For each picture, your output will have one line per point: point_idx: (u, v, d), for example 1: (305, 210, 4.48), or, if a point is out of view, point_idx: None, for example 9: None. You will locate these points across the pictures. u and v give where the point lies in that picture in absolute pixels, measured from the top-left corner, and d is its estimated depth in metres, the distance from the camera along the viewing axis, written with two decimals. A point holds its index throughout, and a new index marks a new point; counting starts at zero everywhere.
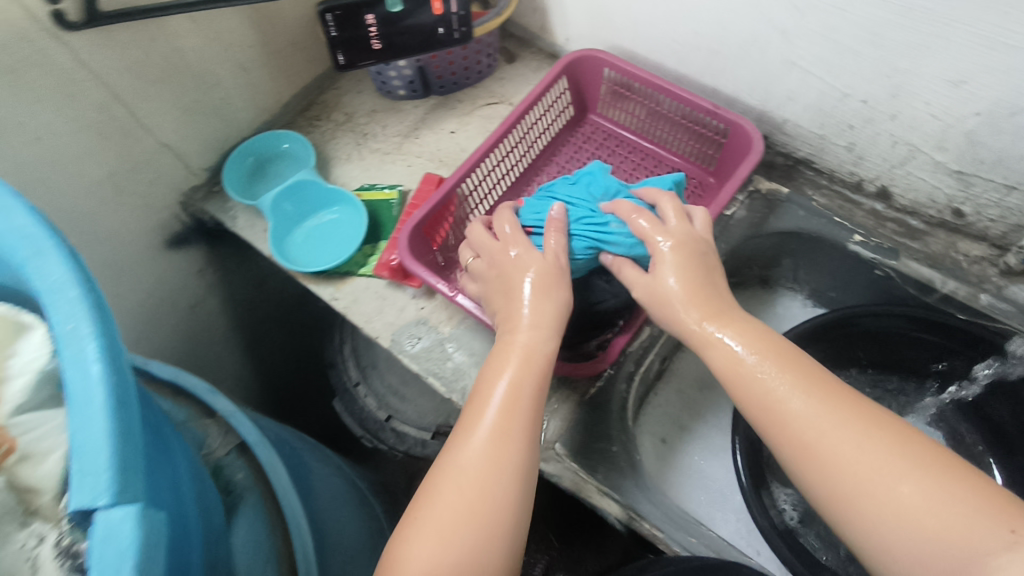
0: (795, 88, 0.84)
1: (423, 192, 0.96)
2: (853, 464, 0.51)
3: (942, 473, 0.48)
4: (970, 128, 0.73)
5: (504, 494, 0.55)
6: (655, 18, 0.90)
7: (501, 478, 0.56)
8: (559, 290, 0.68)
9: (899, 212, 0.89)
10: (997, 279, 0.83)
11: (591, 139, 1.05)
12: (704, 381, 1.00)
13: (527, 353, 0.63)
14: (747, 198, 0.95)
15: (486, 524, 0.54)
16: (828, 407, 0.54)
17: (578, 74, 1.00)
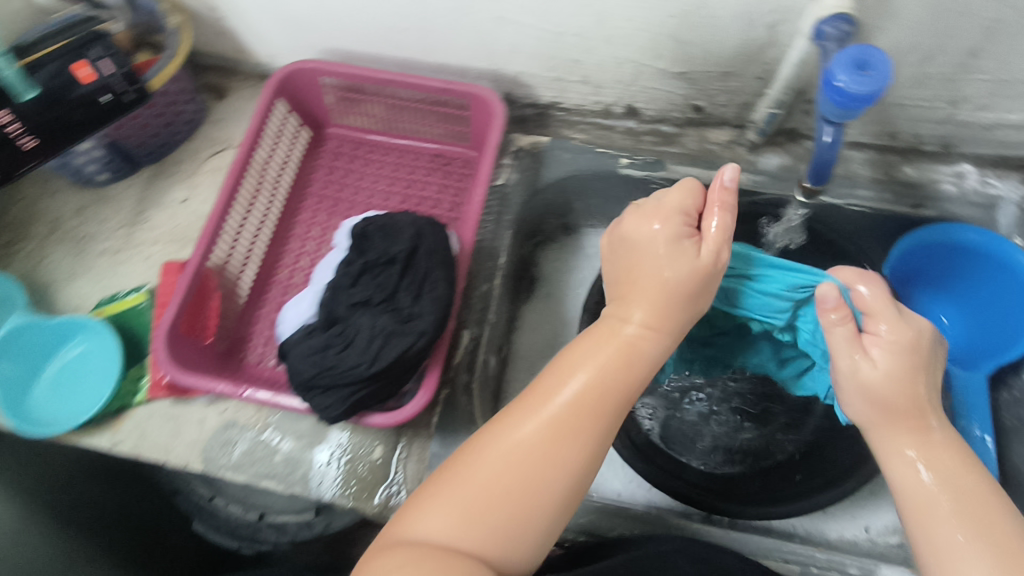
0: (512, 40, 0.81)
1: (169, 285, 0.81)
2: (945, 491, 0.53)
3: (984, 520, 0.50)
4: (674, 31, 0.74)
5: (556, 490, 0.52)
6: (347, 10, 0.81)
7: (566, 461, 0.53)
8: (585, 357, 0.57)
9: (651, 123, 0.91)
10: (748, 157, 0.88)
11: (340, 154, 0.94)
12: (546, 350, 0.99)
13: (628, 346, 0.57)
14: (514, 159, 0.92)
15: (510, 510, 0.51)
16: (953, 466, 0.54)
17: (296, 92, 0.88)
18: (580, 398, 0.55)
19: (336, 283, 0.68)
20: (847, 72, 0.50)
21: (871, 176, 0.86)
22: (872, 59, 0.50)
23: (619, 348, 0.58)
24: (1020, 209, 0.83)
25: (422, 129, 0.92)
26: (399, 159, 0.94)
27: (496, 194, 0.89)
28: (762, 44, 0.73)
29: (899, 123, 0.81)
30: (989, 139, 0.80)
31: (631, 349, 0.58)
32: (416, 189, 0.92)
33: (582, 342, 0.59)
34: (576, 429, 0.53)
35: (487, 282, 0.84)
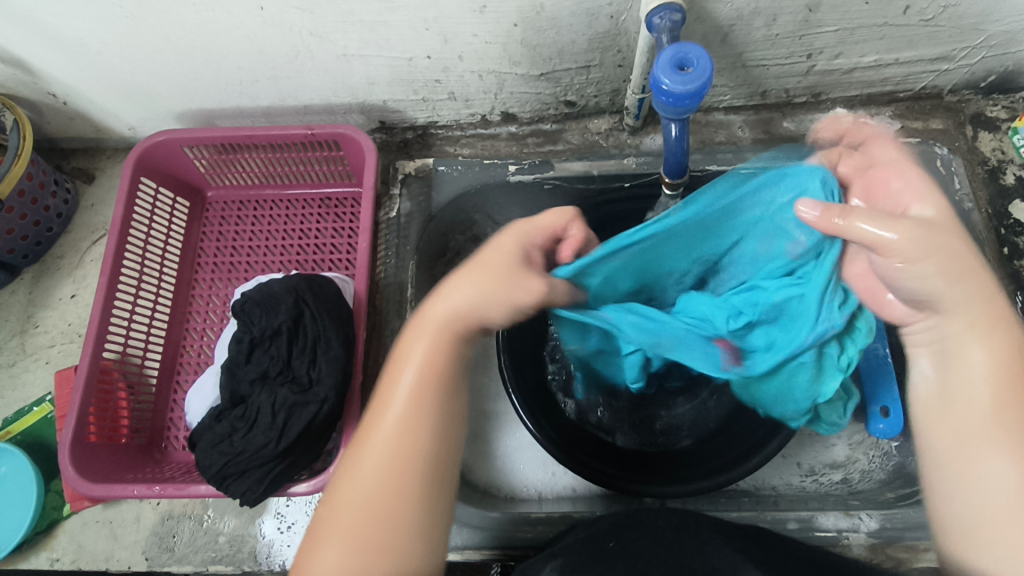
0: (367, 74, 0.79)
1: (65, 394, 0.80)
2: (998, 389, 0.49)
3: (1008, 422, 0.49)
4: (520, 38, 0.73)
5: (424, 450, 0.52)
6: (191, 72, 0.78)
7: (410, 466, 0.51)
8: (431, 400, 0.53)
9: (531, 125, 0.90)
10: (631, 141, 0.88)
11: (225, 217, 0.91)
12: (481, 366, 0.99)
13: (423, 365, 0.53)
14: (403, 188, 0.89)
15: (397, 489, 0.50)
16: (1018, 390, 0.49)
17: (161, 166, 0.84)
18: (426, 374, 0.53)
19: (229, 364, 0.66)
20: (671, 72, 0.51)
21: (753, 137, 0.87)
22: (692, 56, 0.51)
23: (420, 330, 0.55)
24: (896, 143, 0.84)
25: (302, 175, 0.88)
26: (287, 209, 0.90)
27: (392, 227, 0.88)
28: (610, 35, 0.72)
29: (766, 83, 0.82)
30: (852, 82, 0.82)
31: (498, 296, 0.53)
32: (310, 236, 0.89)
33: (424, 328, 0.55)
34: (406, 436, 0.52)
35: (398, 317, 0.84)
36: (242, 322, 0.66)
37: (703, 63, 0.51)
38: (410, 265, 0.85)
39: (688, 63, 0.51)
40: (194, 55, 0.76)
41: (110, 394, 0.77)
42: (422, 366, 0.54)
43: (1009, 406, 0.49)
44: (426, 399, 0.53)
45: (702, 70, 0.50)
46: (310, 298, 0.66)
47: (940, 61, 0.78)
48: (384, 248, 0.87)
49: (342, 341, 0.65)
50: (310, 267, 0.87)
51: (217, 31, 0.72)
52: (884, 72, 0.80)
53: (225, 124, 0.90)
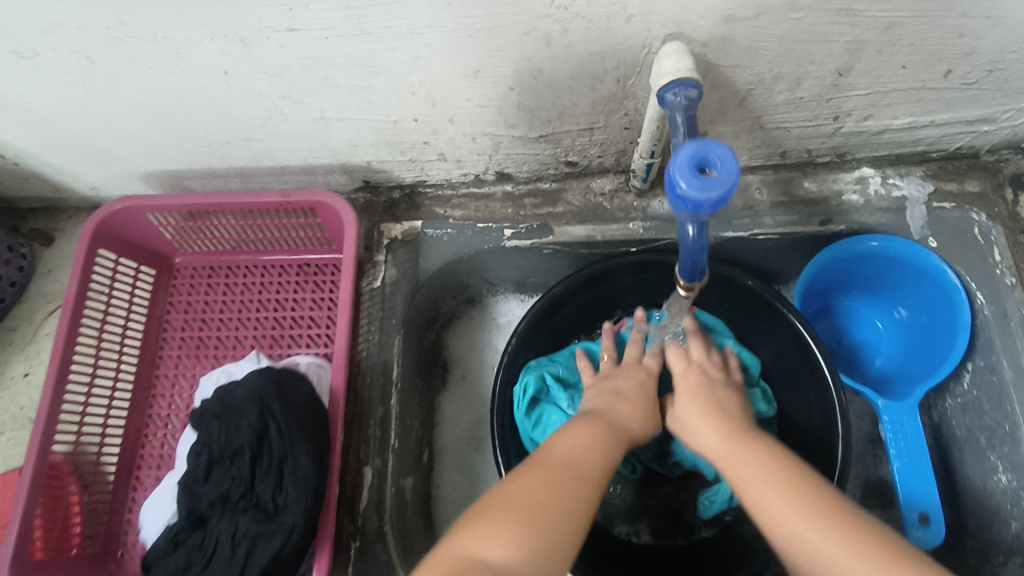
0: (347, 136, 0.72)
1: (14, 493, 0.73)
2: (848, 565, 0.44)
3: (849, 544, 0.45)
4: (517, 101, 0.65)
5: None
6: (152, 135, 0.71)
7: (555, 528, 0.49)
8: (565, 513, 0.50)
9: (528, 184, 0.83)
10: (638, 203, 0.80)
11: (194, 285, 0.83)
12: (474, 440, 0.92)
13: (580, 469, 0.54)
14: (388, 255, 0.82)
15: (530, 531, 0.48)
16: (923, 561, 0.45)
17: (122, 235, 0.77)
18: (575, 460, 0.55)
19: (187, 480, 0.59)
20: (689, 175, 0.43)
21: (771, 200, 0.79)
22: (713, 157, 0.43)
23: (580, 438, 0.58)
24: (929, 208, 0.77)
25: (278, 241, 0.81)
26: (261, 277, 0.83)
27: (377, 298, 0.80)
28: (617, 99, 0.65)
29: (787, 144, 0.74)
30: (882, 142, 0.74)
31: (592, 441, 0.58)
32: (287, 307, 0.81)
33: (543, 462, 0.55)
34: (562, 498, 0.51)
35: (382, 403, 0.76)
36: (202, 434, 0.60)
37: (727, 165, 0.43)
38: (396, 341, 0.79)
39: (708, 164, 0.44)
40: (155, 119, 0.69)
41: (60, 498, 0.70)
42: (572, 457, 0.56)
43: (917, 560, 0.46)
44: (549, 515, 0.50)
45: (726, 175, 0.43)
46: (277, 406, 0.59)
47: (980, 122, 0.71)
48: (366, 323, 0.79)
49: (313, 456, 0.57)
50: (286, 344, 0.79)
51: (178, 96, 0.64)
52: (917, 133, 0.72)
53: (195, 185, 0.82)
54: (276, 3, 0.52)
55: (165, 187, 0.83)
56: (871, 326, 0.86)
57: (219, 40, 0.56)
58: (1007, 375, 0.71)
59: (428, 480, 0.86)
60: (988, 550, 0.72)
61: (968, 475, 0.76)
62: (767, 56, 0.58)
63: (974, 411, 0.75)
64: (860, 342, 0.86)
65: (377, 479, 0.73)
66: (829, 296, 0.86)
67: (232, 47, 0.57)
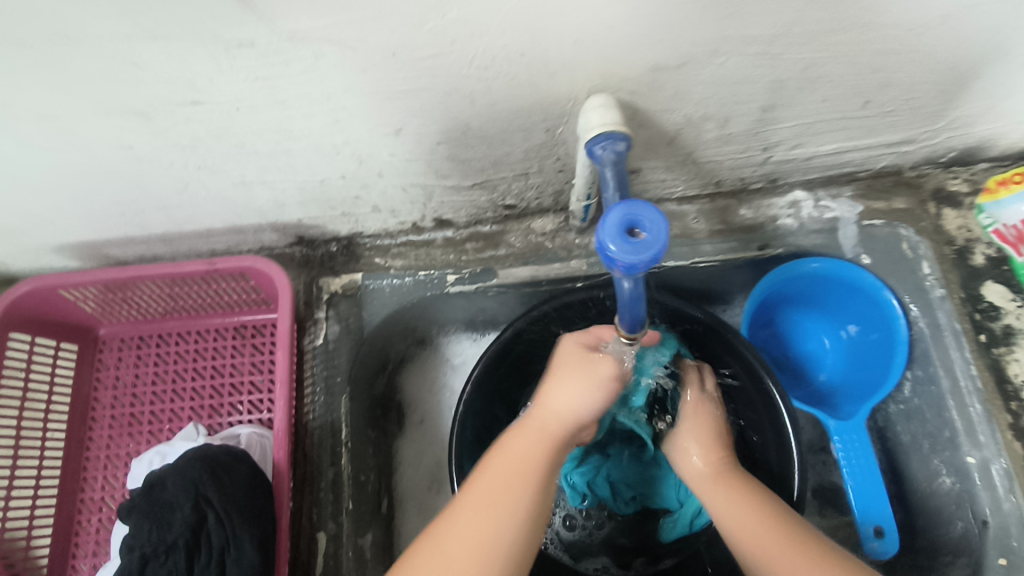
0: (274, 197, 0.69)
1: None
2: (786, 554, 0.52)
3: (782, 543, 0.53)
4: (447, 154, 0.64)
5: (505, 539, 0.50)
6: (59, 208, 0.66)
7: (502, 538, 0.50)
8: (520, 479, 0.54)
9: (468, 228, 0.81)
10: (580, 240, 0.80)
11: (122, 357, 0.78)
12: (434, 482, 0.90)
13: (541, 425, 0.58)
14: (329, 310, 0.79)
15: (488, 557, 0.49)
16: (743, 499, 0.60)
17: (36, 314, 0.72)
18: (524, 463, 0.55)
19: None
20: (622, 242, 0.43)
21: (710, 228, 0.79)
22: (643, 220, 0.44)
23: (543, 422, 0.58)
24: (860, 227, 0.79)
25: (211, 305, 0.77)
26: (196, 343, 0.79)
27: (320, 356, 0.78)
28: (547, 146, 0.64)
29: (720, 174, 0.75)
30: (810, 167, 0.76)
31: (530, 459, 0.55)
32: (225, 373, 0.77)
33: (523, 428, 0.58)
34: (504, 498, 0.52)
35: (332, 464, 0.74)
36: (133, 527, 0.55)
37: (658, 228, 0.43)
38: (342, 401, 0.76)
39: (639, 225, 0.44)
40: (63, 193, 0.65)
41: None
42: (522, 451, 0.56)
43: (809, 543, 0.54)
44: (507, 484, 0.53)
45: (657, 239, 0.43)
46: (214, 493, 0.56)
47: (900, 144, 0.73)
48: (311, 383, 0.77)
49: (258, 541, 0.55)
50: (226, 412, 0.75)
51: (85, 170, 0.61)
52: (844, 156, 0.74)
53: (115, 253, 0.78)
54: (169, 75, 0.49)
55: (83, 258, 0.78)
56: (818, 339, 0.87)
57: (117, 116, 0.53)
58: (944, 384, 0.74)
59: (389, 532, 0.83)
60: (937, 550, 0.75)
61: (914, 479, 0.78)
62: (691, 100, 0.59)
63: (917, 419, 0.78)
64: (805, 355, 0.87)
65: (331, 544, 0.71)
66: (773, 311, 0.87)
67: (130, 121, 0.54)
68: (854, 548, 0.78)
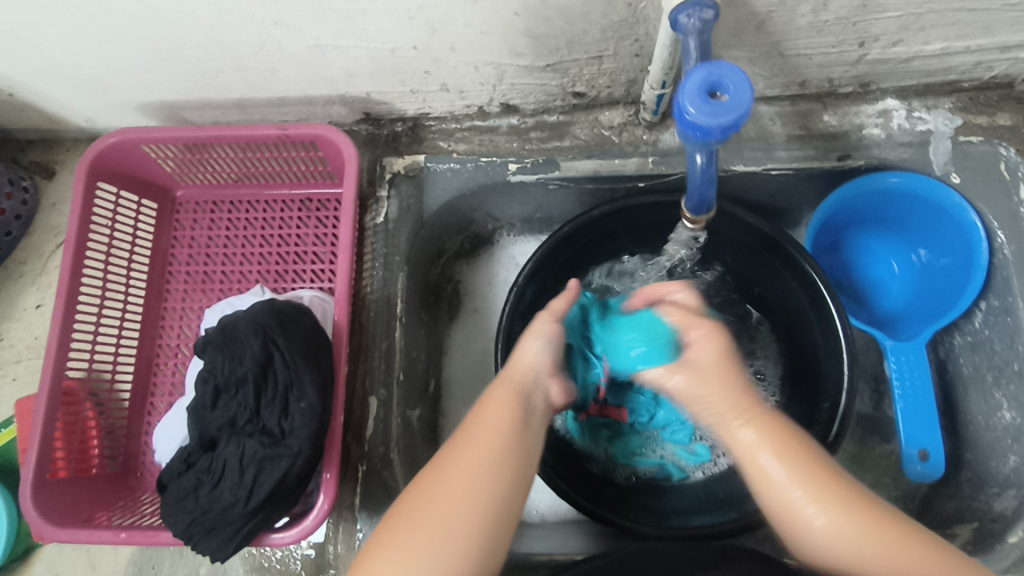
0: (345, 65, 0.69)
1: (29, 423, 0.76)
2: (873, 550, 0.47)
3: (826, 491, 0.49)
4: (521, 27, 0.62)
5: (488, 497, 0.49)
6: (144, 62, 0.69)
7: (452, 534, 0.47)
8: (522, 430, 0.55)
9: (534, 116, 0.80)
10: (647, 137, 0.78)
11: (197, 219, 0.83)
12: (480, 373, 0.91)
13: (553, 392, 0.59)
14: (392, 189, 0.80)
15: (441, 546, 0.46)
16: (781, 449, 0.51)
17: (122, 167, 0.76)
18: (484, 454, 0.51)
19: (196, 407, 0.61)
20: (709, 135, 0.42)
21: (788, 134, 0.75)
22: (721, 123, 0.41)
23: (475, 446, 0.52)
24: (955, 142, 0.73)
25: (280, 174, 0.80)
26: (264, 212, 0.82)
27: (380, 234, 0.79)
28: (627, 23, 0.61)
29: (807, 73, 0.70)
30: (909, 72, 0.70)
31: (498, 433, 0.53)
32: (291, 242, 0.81)
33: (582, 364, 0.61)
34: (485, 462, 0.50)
35: (386, 337, 0.76)
36: (207, 362, 0.61)
37: (696, 75, 0.42)
38: (400, 277, 0.78)
39: (711, 100, 0.41)
40: (148, 46, 0.66)
41: (78, 419, 0.72)
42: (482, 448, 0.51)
43: (847, 508, 0.48)
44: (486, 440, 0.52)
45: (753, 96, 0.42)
46: (281, 339, 0.60)
47: (1015, 49, 0.67)
48: (370, 258, 0.79)
49: (318, 385, 0.59)
50: (289, 279, 0.79)
51: (170, 20, 0.62)
52: (949, 60, 0.68)
53: (193, 116, 0.80)
54: None
55: (163, 118, 0.81)
56: (886, 264, 0.84)
57: None
58: (1021, 317, 0.69)
59: (434, 411, 0.87)
60: (985, 482, 0.71)
61: (969, 414, 0.75)
62: None
63: (983, 351, 0.73)
64: (870, 281, 0.84)
65: (382, 408, 0.74)
66: (840, 232, 0.84)
67: None
68: (893, 471, 0.78)
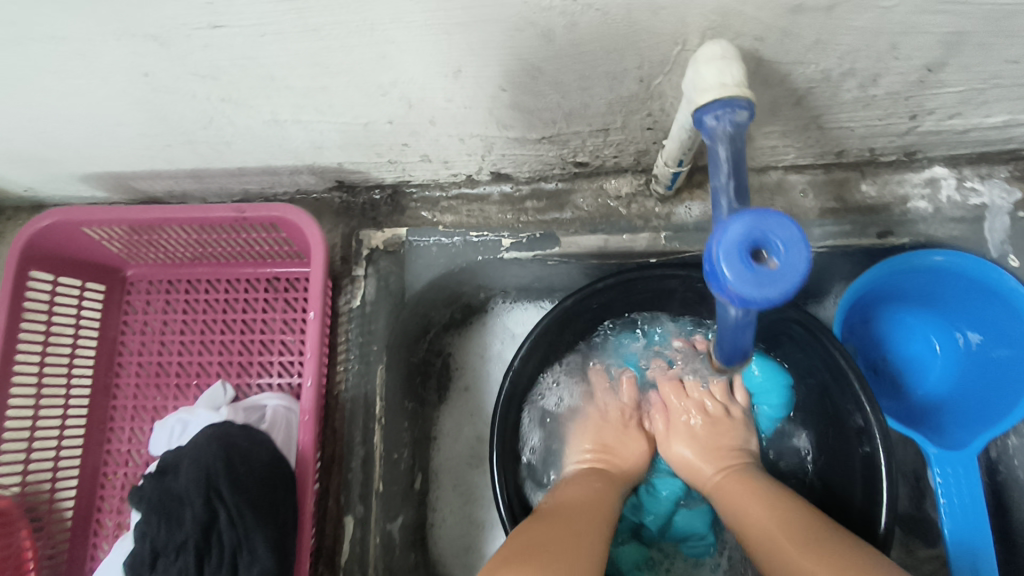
0: (310, 139, 0.59)
1: None
2: None
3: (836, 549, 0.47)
4: (513, 102, 0.52)
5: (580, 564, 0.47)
6: (75, 137, 0.59)
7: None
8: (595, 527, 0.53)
9: (530, 184, 0.70)
10: (659, 209, 0.68)
11: (151, 301, 0.73)
12: (474, 458, 0.82)
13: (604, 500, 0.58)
14: (369, 267, 0.71)
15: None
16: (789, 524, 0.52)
17: (58, 250, 0.66)
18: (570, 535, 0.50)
19: (133, 564, 0.51)
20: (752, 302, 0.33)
21: (821, 207, 0.66)
22: (769, 295, 0.32)
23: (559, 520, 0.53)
24: (1013, 218, 0.64)
25: (242, 252, 0.70)
26: (226, 293, 0.73)
27: (355, 319, 0.70)
28: (639, 99, 0.52)
29: (847, 143, 0.60)
30: (964, 141, 0.60)
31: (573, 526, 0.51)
32: (255, 329, 0.71)
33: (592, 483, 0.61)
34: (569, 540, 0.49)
35: (363, 442, 0.67)
36: (142, 516, 0.51)
37: (736, 228, 0.32)
38: (378, 371, 0.69)
39: (755, 262, 0.32)
40: (76, 122, 0.56)
41: (9, 549, 0.63)
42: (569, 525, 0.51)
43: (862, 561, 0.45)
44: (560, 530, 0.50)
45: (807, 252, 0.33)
46: (229, 487, 0.50)
47: None
48: (345, 348, 0.69)
49: (272, 545, 0.50)
50: (254, 372, 0.70)
51: (97, 99, 0.52)
52: (1011, 130, 0.59)
53: (143, 186, 0.71)
54: None
55: (108, 188, 0.71)
56: (925, 340, 0.75)
57: (127, 39, 0.44)
58: None
59: (421, 508, 0.78)
60: None
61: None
62: (838, 51, 0.45)
63: None
64: (907, 360, 0.75)
65: (359, 529, 0.65)
66: (872, 306, 0.75)
67: (137, 46, 0.44)
68: None
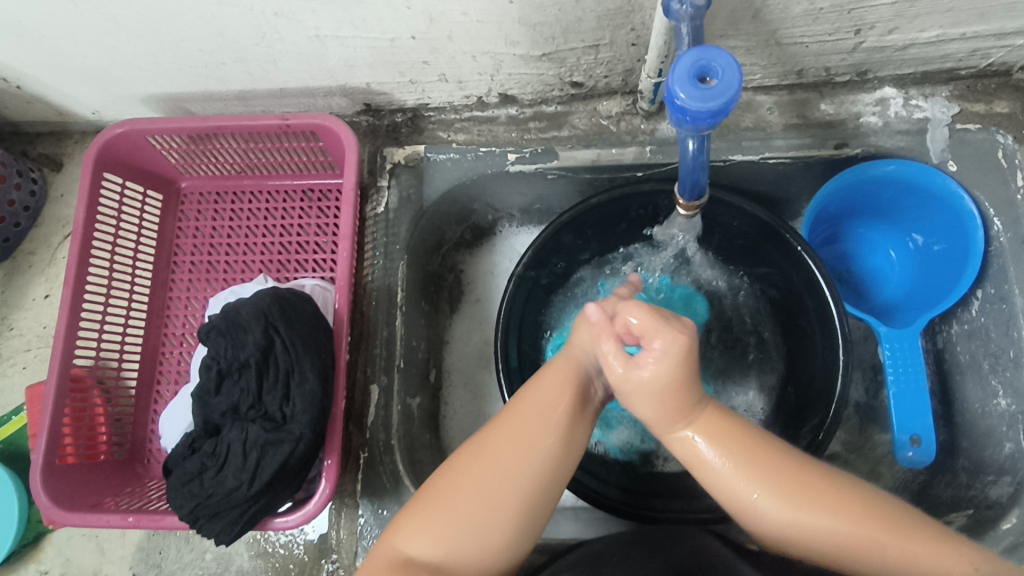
0: (345, 56, 0.70)
1: (36, 412, 0.78)
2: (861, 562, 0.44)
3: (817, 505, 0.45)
4: (518, 16, 0.63)
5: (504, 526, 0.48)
6: (147, 54, 0.70)
7: (494, 517, 0.47)
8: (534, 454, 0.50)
9: (533, 107, 0.81)
10: (645, 126, 0.78)
11: (202, 209, 0.84)
12: (482, 358, 0.93)
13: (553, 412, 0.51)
14: (392, 179, 0.81)
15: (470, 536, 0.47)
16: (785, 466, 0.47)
17: (126, 157, 0.77)
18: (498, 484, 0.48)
19: (200, 393, 0.63)
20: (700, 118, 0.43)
21: (785, 122, 0.75)
22: (711, 108, 0.42)
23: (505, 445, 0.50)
24: (952, 130, 0.74)
25: (282, 165, 0.81)
26: (267, 203, 0.83)
27: (380, 223, 0.80)
28: (622, 12, 0.62)
29: (804, 61, 0.71)
30: (906, 59, 0.70)
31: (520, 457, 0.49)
32: (293, 233, 0.82)
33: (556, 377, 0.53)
34: (501, 484, 0.48)
35: (386, 325, 0.77)
36: (211, 349, 0.64)
37: (685, 60, 0.42)
38: (401, 265, 0.79)
39: (700, 84, 0.42)
40: (151, 38, 0.67)
41: (86, 407, 0.74)
42: (503, 465, 0.49)
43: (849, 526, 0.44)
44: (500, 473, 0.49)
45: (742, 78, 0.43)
46: (283, 325, 0.62)
47: (1013, 36, 0.68)
48: (372, 248, 0.80)
49: (318, 371, 0.62)
50: (291, 268, 0.80)
51: (173, 12, 0.63)
52: (945, 47, 0.69)
53: (196, 108, 0.81)
54: None
55: (166, 110, 0.82)
56: (884, 254, 0.84)
57: None
58: (1017, 303, 0.69)
59: (436, 398, 0.88)
60: (981, 468, 0.72)
61: (965, 401, 0.75)
62: None
63: (979, 338, 0.74)
64: (869, 272, 0.85)
65: (383, 396, 0.75)
66: (837, 223, 0.84)
67: None
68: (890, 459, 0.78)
